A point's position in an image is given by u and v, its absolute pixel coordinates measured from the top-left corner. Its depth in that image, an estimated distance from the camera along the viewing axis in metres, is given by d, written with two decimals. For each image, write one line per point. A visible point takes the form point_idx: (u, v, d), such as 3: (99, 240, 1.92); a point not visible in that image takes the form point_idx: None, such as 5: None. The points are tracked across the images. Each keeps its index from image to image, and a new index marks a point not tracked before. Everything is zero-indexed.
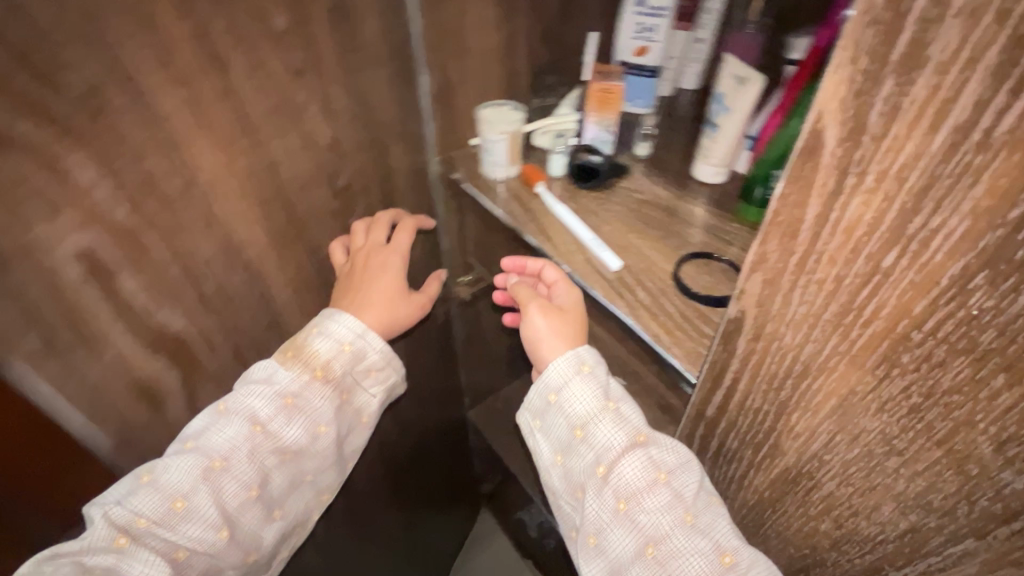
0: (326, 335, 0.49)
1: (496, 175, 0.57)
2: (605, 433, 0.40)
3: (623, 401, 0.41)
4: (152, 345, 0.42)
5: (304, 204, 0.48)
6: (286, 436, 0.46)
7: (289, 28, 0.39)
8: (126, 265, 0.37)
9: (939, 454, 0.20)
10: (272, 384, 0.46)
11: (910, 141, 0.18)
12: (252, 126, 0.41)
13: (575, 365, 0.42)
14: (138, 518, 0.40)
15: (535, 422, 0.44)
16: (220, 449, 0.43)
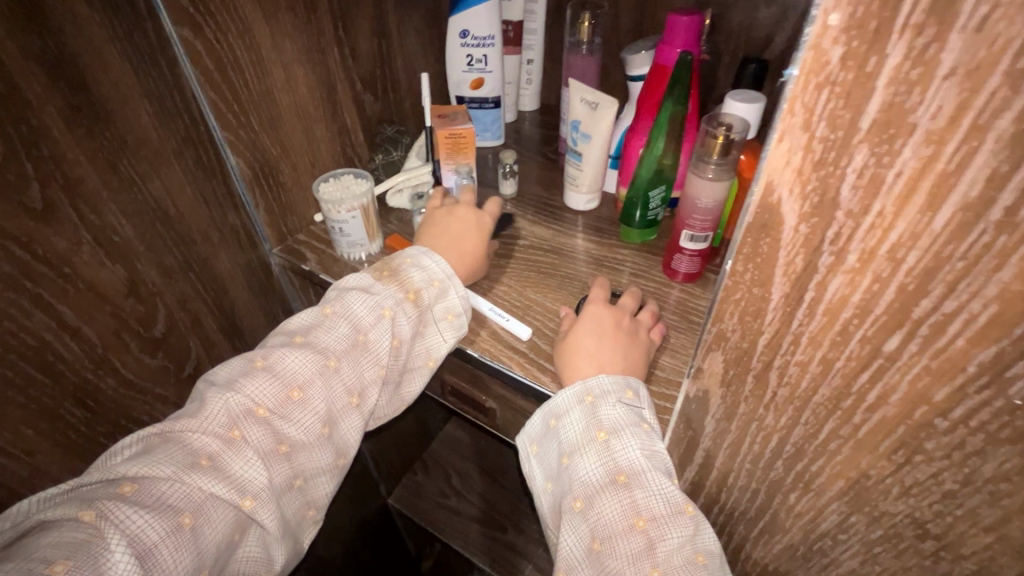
0: (421, 266, 0.39)
1: (356, 255, 0.48)
2: (589, 465, 0.31)
3: (636, 427, 0.32)
4: None
5: (116, 375, 0.34)
6: (384, 349, 0.35)
7: (11, 155, 0.27)
8: None
9: (990, 540, 0.18)
10: (374, 294, 0.36)
11: (902, 219, 0.15)
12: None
13: (579, 393, 0.34)
14: (255, 406, 0.31)
15: (531, 448, 0.36)
16: (331, 347, 0.34)
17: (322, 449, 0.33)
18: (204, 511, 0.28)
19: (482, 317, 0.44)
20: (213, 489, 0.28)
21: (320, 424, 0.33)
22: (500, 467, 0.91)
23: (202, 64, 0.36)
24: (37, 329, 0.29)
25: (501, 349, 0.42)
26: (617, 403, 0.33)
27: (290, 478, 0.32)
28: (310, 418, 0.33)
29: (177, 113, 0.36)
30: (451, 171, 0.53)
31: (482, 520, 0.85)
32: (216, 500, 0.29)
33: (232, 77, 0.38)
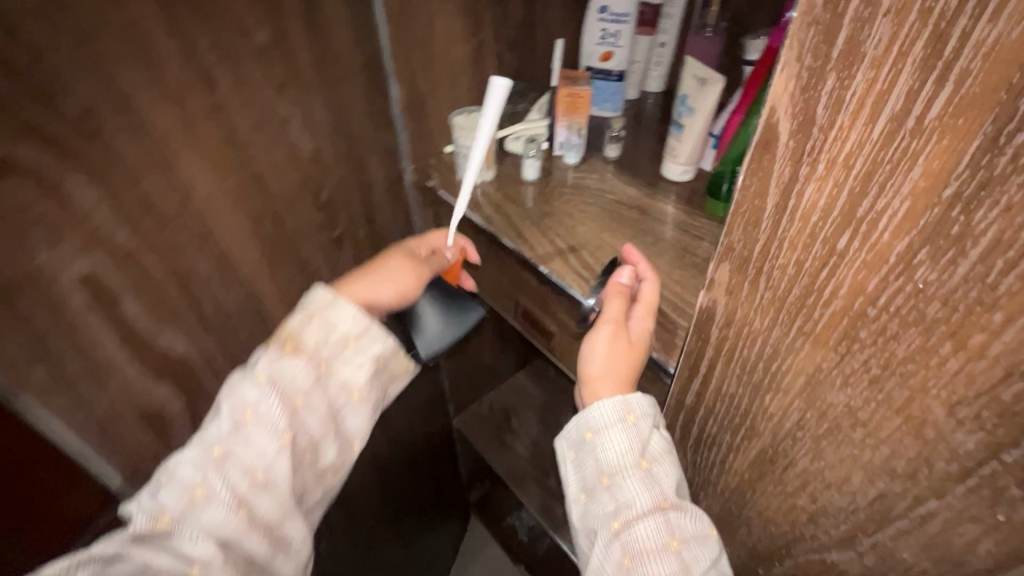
0: (311, 325, 0.43)
1: (472, 180, 0.58)
2: (631, 489, 0.36)
3: (668, 454, 0.37)
4: (157, 372, 0.40)
5: (293, 220, 0.47)
6: (280, 411, 0.40)
7: (271, 42, 0.39)
8: (129, 290, 0.35)
9: (898, 421, 0.22)
10: (253, 364, 0.41)
11: (853, 131, 0.20)
12: (240, 140, 0.40)
13: (622, 411, 0.39)
14: (160, 515, 0.37)
15: (567, 453, 0.41)
16: (223, 440, 0.39)
17: (265, 495, 0.39)
18: None
19: (561, 248, 0.52)
20: (153, 563, 0.35)
21: (248, 495, 0.38)
22: (557, 421, 0.98)
23: (390, 5, 0.47)
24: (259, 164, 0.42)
25: (569, 273, 0.49)
26: (653, 430, 0.38)
27: (238, 553, 0.37)
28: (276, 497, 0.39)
29: (367, 40, 0.48)
30: (564, 127, 0.61)
31: (532, 462, 0.93)
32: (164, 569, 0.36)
33: (409, 19, 0.49)
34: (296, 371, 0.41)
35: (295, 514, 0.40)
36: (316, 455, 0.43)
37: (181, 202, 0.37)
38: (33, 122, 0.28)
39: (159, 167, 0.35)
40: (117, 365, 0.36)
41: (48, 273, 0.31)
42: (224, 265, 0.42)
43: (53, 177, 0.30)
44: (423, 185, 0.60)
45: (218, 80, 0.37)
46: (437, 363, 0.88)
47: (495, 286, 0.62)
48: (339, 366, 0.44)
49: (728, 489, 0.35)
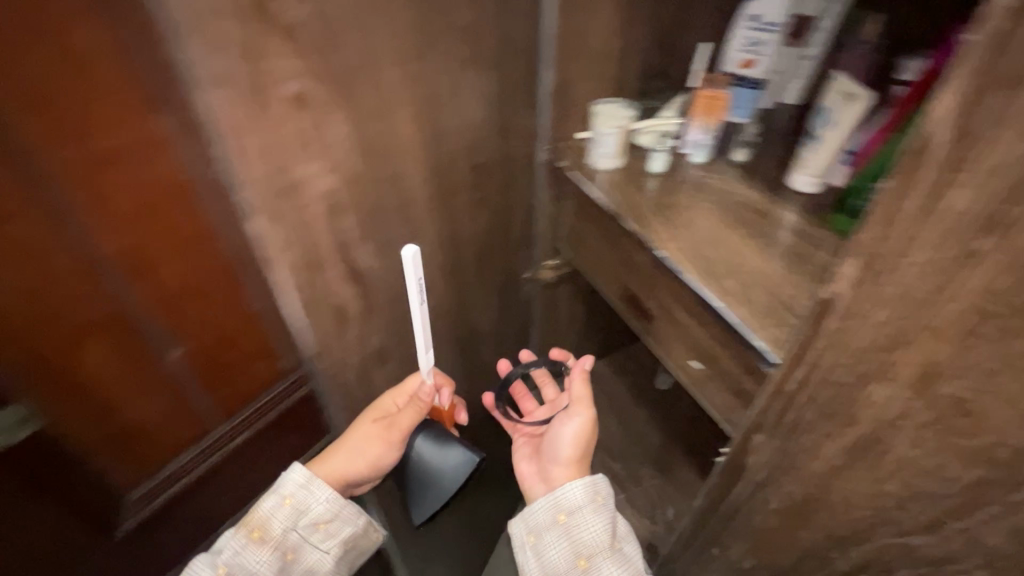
0: (276, 501, 0.56)
1: (602, 165, 0.64)
2: (607, 571, 0.53)
3: (627, 538, 0.57)
4: (348, 275, 0.51)
5: (451, 176, 0.54)
6: (262, 558, 0.53)
7: (471, 22, 0.46)
8: (348, 209, 0.46)
9: (1011, 412, 0.25)
10: (218, 553, 0.52)
11: (1010, 144, 0.22)
12: (429, 102, 0.47)
13: (591, 494, 0.58)
14: None
15: (530, 536, 0.59)
16: (226, 560, 0.52)
17: None
18: None
19: (679, 236, 0.56)
20: None
21: None
22: (633, 412, 1.01)
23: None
24: (440, 123, 0.49)
25: (685, 259, 0.53)
26: (613, 516, 0.58)
27: None
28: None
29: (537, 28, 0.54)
30: (698, 127, 0.64)
31: (602, 445, 0.97)
32: None
33: (577, 12, 0.55)
34: (266, 555, 0.53)
35: None
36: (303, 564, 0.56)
37: (380, 149, 0.46)
38: (320, 69, 0.38)
39: (376, 116, 0.43)
40: (330, 260, 0.48)
41: (303, 184, 0.42)
42: (399, 204, 0.50)
43: (321, 109, 0.40)
44: (555, 164, 0.67)
45: (426, 51, 0.44)
46: (529, 333, 0.94)
47: (605, 265, 0.68)
48: (310, 539, 0.56)
49: (815, 475, 0.38)
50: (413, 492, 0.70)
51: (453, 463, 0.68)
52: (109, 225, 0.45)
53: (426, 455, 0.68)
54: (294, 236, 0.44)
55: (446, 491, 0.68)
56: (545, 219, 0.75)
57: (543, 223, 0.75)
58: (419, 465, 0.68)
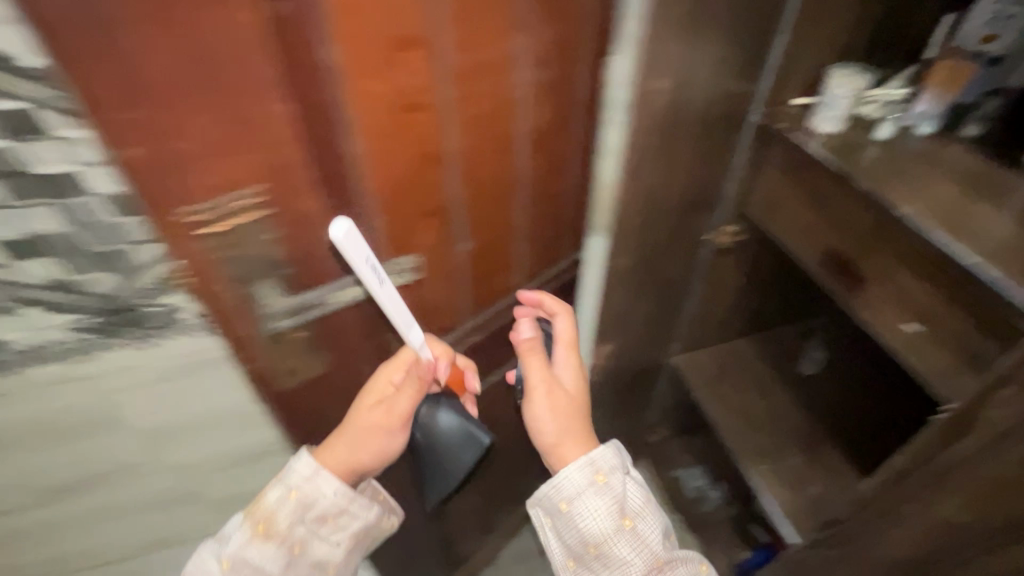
0: (293, 480, 0.57)
1: (826, 127, 0.66)
2: (622, 550, 0.55)
3: (646, 513, 0.57)
4: (645, 193, 0.61)
5: (694, 120, 0.59)
6: (274, 541, 0.55)
7: None
8: (672, 129, 0.57)
9: None
10: (225, 542, 0.55)
11: None
12: (704, 46, 0.52)
13: (593, 475, 0.57)
14: (222, 561, 0.54)
15: (546, 518, 0.60)
16: (253, 560, 0.55)
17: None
18: None
19: (917, 196, 0.57)
20: None
21: (288, 558, 0.56)
22: (777, 393, 1.02)
23: None
24: (704, 67, 0.54)
25: (926, 216, 0.54)
26: (616, 489, 0.57)
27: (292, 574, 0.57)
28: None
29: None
30: (929, 99, 0.64)
31: (743, 418, 0.99)
32: None
33: None
34: (275, 553, 0.55)
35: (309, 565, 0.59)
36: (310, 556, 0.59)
37: (659, 84, 0.51)
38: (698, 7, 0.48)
39: (668, 52, 0.49)
40: (649, 174, 0.60)
41: (662, 102, 0.53)
42: (652, 140, 0.56)
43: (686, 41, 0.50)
44: (770, 125, 0.70)
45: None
46: (688, 299, 0.96)
47: (805, 227, 0.70)
48: (319, 534, 0.59)
49: None
50: (423, 471, 0.66)
51: (453, 433, 0.62)
52: (459, 127, 0.44)
53: (444, 436, 0.63)
54: (649, 147, 0.56)
55: (457, 473, 0.63)
56: (737, 182, 0.77)
57: (733, 186, 0.78)
58: (427, 445, 0.63)
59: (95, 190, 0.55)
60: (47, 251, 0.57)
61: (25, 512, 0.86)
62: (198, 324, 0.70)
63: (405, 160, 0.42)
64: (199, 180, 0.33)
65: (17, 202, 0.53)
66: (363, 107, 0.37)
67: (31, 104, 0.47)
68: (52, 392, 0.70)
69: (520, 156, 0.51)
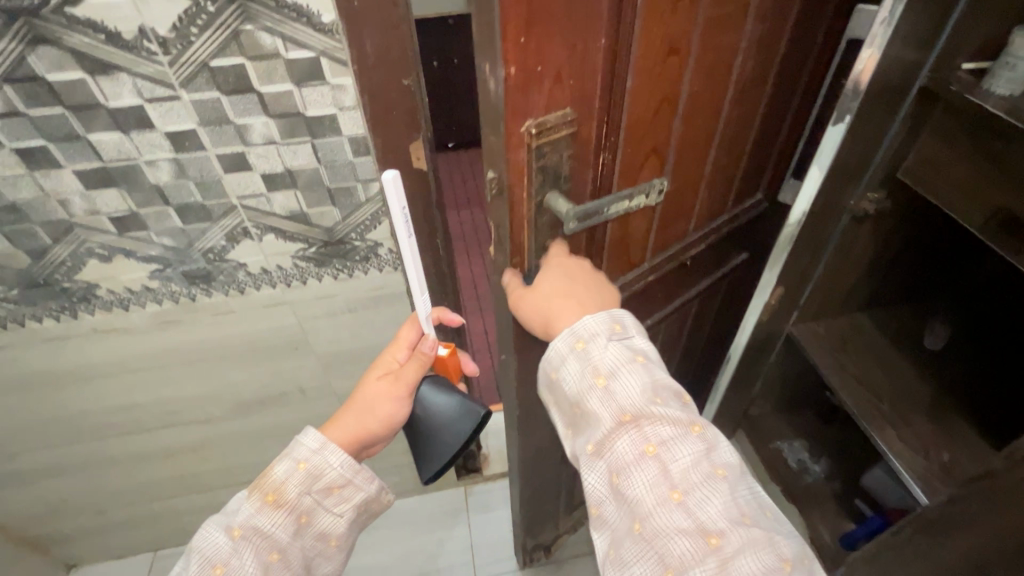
0: (292, 457, 0.69)
1: (1000, 88, 0.67)
2: (598, 405, 0.55)
3: (628, 368, 0.55)
4: (832, 148, 0.76)
5: None
6: (277, 520, 0.66)
7: None
8: (868, 96, 0.71)
9: None
10: (234, 515, 0.66)
11: None
12: None
13: (573, 340, 0.57)
14: (235, 528, 0.64)
15: (549, 395, 0.62)
16: (264, 527, 0.66)
17: (297, 549, 0.67)
18: (229, 565, 0.63)
19: None
20: (228, 552, 0.63)
21: (299, 522, 0.68)
22: (902, 366, 1.03)
23: None
24: None
25: None
26: (595, 352, 0.56)
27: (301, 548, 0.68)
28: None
29: None
30: None
31: (865, 387, 1.00)
32: (248, 557, 0.64)
33: None
34: (277, 519, 0.66)
35: (314, 538, 0.70)
36: (313, 527, 0.70)
37: None
38: None
39: None
40: (841, 132, 0.74)
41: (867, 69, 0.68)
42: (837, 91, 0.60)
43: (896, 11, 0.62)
44: (937, 87, 0.71)
45: None
46: (817, 269, 0.97)
47: (972, 190, 0.72)
48: (321, 507, 0.70)
49: None
50: (425, 447, 0.80)
51: (453, 414, 0.78)
52: (700, 67, 0.56)
53: (440, 417, 0.78)
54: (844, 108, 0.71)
55: (452, 442, 0.78)
56: (891, 146, 0.79)
57: (885, 152, 0.80)
58: (426, 420, 0.78)
59: (343, 133, 0.64)
60: (294, 185, 0.68)
61: (218, 421, 1.01)
62: (390, 261, 0.80)
63: (653, 91, 0.53)
64: (541, 99, 0.46)
65: (284, 141, 0.63)
66: (645, 41, 0.49)
67: (317, 54, 0.57)
68: (264, 314, 0.83)
69: (728, 98, 0.62)
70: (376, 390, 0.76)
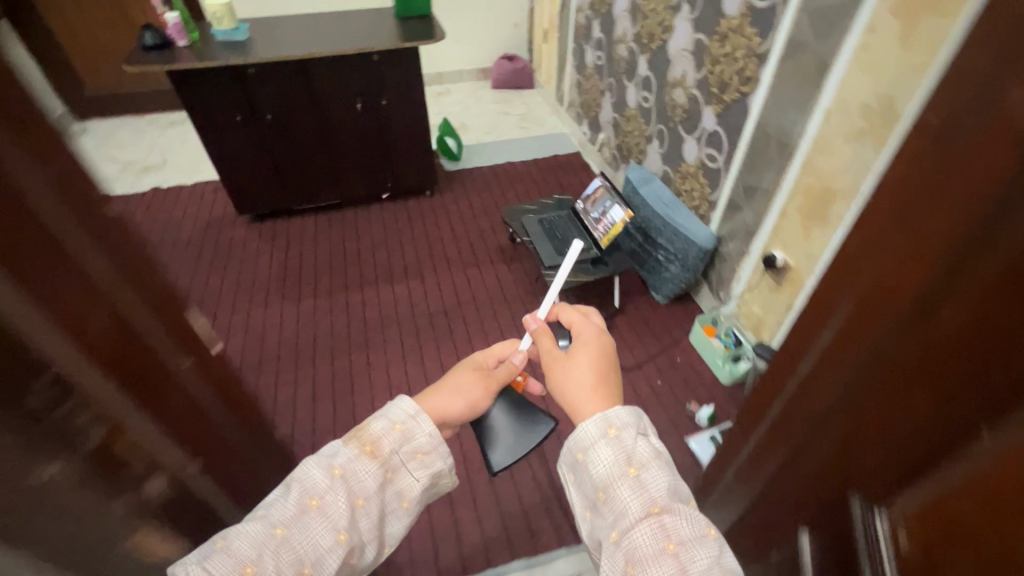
0: (395, 412, 0.76)
1: None
2: (624, 496, 0.62)
3: (650, 464, 0.63)
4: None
5: None
6: (361, 480, 0.70)
7: None
8: None
9: None
10: (336, 457, 0.70)
11: None
12: None
13: (605, 428, 0.68)
14: (337, 469, 0.69)
15: (569, 476, 0.69)
16: (358, 487, 0.69)
17: (366, 510, 0.69)
18: (301, 526, 0.64)
19: None
20: (298, 517, 0.64)
21: (388, 472, 0.73)
22: None
23: None
24: None
25: None
26: (631, 439, 0.65)
27: (374, 516, 0.70)
28: (367, 522, 0.69)
29: None
30: None
31: None
32: (327, 519, 0.65)
33: None
34: (370, 477, 0.70)
35: (398, 503, 0.74)
36: (399, 484, 0.74)
37: None
38: None
39: None
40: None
41: None
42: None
43: None
44: None
45: None
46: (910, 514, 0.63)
47: None
48: (405, 470, 0.74)
49: None
50: (490, 436, 0.96)
51: (516, 425, 0.96)
52: None
53: (515, 418, 0.97)
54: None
55: (507, 441, 0.95)
56: None
57: None
58: (496, 421, 0.97)
59: None
60: None
61: None
62: None
63: None
64: None
65: None
66: None
67: None
68: None
69: None
70: (460, 381, 0.94)
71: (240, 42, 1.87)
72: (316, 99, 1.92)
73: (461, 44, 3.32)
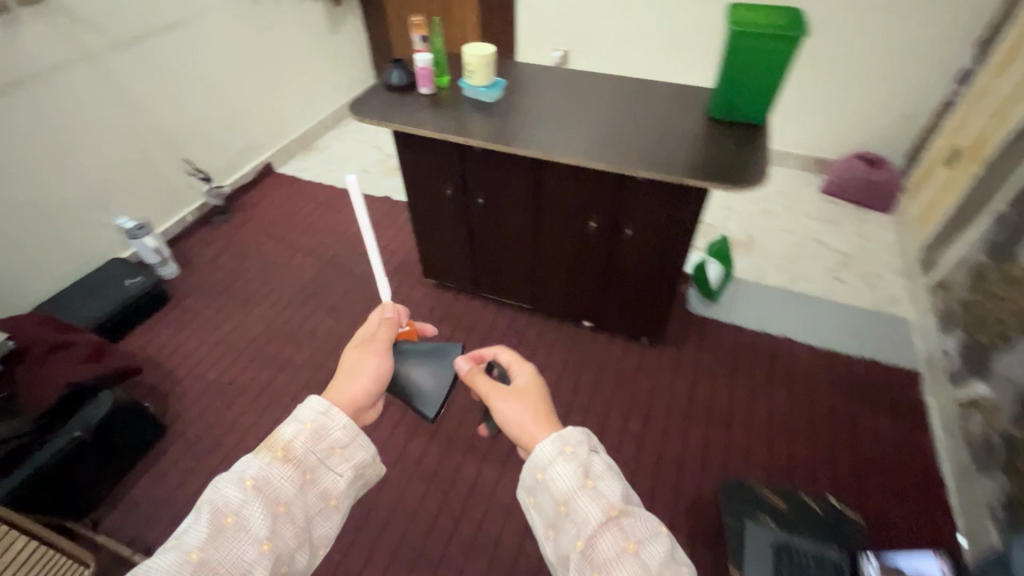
0: (309, 408, 0.64)
1: None
2: (584, 507, 0.55)
3: (602, 474, 0.57)
4: None
5: None
6: (279, 488, 0.58)
7: None
8: None
9: None
10: (246, 469, 0.58)
11: None
12: None
13: (561, 445, 0.59)
14: (248, 478, 0.57)
15: (529, 498, 0.59)
16: (278, 496, 0.58)
17: (289, 515, 0.58)
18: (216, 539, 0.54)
19: None
20: (217, 530, 0.54)
21: (309, 471, 0.61)
22: None
23: None
24: None
25: None
26: (584, 453, 0.59)
27: (302, 510, 0.59)
28: (289, 529, 0.57)
29: None
30: None
31: None
32: (247, 529, 0.55)
33: None
34: (287, 482, 0.59)
35: (328, 505, 0.62)
36: (322, 478, 0.62)
37: None
38: None
39: None
40: None
41: None
42: None
43: None
44: None
45: None
46: None
47: None
48: (328, 466, 0.62)
49: None
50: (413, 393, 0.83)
51: (430, 371, 0.84)
52: None
53: (425, 359, 0.85)
54: None
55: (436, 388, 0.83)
56: None
57: None
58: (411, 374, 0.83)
59: None
60: None
61: None
62: None
63: None
64: None
65: None
66: None
67: None
68: None
69: None
70: (348, 365, 0.74)
71: (485, 103, 1.43)
72: (542, 198, 1.41)
73: (805, 119, 2.34)
